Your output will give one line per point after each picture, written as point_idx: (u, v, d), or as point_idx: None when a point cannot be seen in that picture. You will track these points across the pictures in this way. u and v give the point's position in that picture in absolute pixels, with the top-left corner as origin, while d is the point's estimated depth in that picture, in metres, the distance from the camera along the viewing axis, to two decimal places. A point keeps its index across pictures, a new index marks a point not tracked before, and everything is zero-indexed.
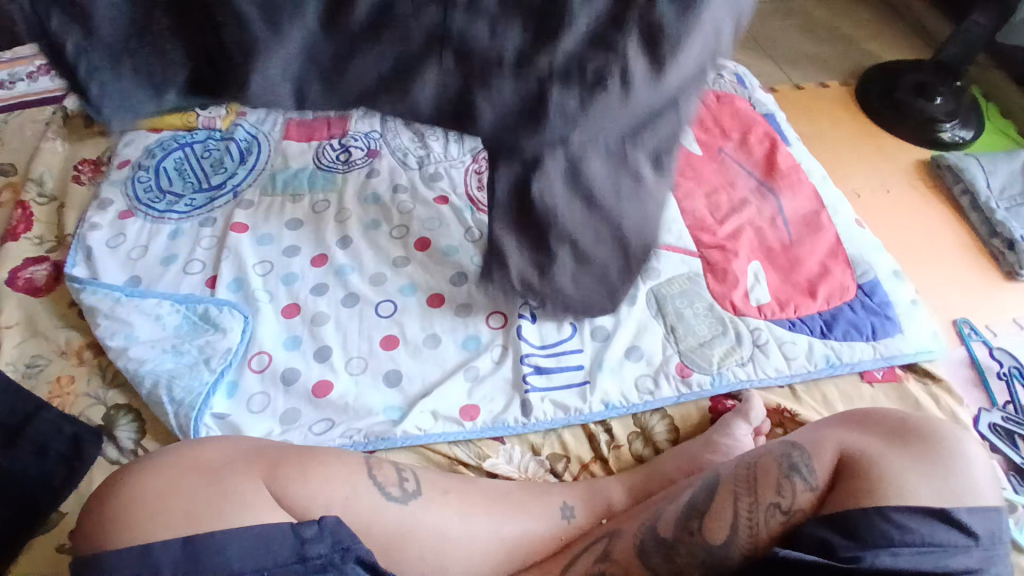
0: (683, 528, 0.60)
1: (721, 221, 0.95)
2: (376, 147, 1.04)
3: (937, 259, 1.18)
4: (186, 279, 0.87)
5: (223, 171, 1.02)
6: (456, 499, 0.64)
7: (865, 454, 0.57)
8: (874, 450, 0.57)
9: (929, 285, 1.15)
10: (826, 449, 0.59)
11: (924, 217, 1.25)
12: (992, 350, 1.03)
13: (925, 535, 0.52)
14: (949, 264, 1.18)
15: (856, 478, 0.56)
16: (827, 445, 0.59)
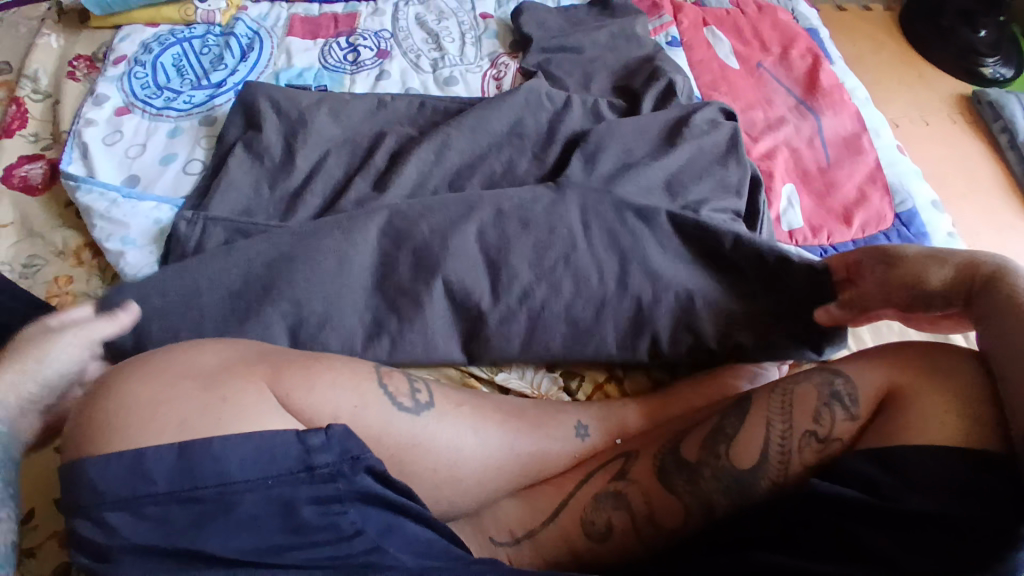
0: (709, 452, 0.59)
1: (755, 139, 0.88)
2: (385, 48, 0.95)
3: (971, 195, 1.09)
4: (185, 179, 0.82)
5: (222, 67, 0.93)
6: (471, 413, 0.61)
7: (913, 391, 0.54)
8: (929, 389, 0.54)
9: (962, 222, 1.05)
10: (875, 383, 0.57)
11: (961, 153, 1.14)
12: None
13: (981, 487, 0.48)
14: (986, 200, 1.08)
15: (902, 414, 0.53)
16: (877, 378, 0.57)
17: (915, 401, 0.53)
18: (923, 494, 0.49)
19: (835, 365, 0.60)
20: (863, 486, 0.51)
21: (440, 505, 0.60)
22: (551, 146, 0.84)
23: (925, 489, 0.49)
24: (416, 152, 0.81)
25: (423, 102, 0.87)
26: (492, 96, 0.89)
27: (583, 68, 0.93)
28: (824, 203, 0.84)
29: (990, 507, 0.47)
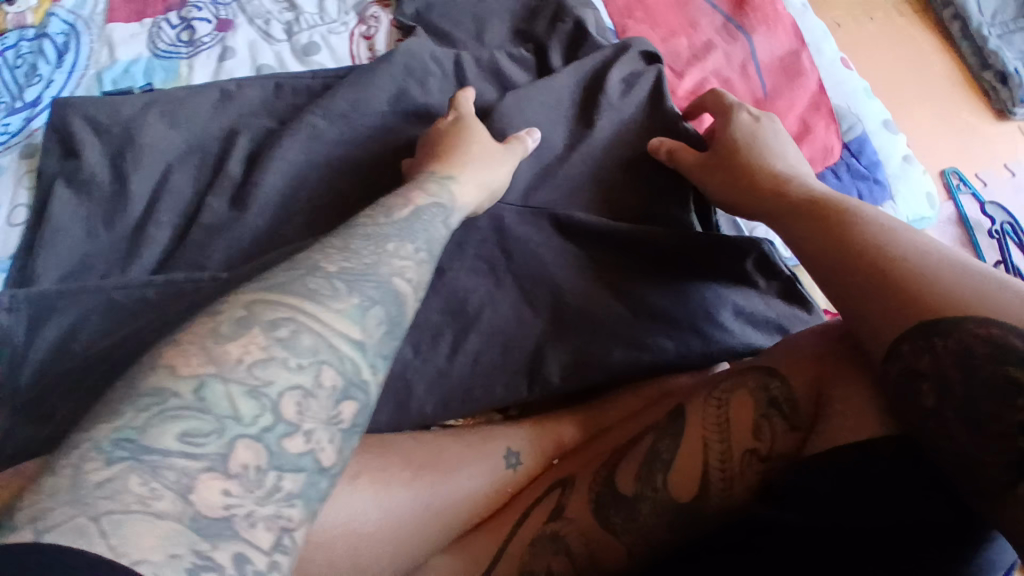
0: (646, 483, 0.52)
1: (679, 75, 0.75)
2: (226, 17, 0.77)
3: (921, 97, 0.97)
4: (11, 234, 0.67)
5: (36, 80, 0.75)
6: (370, 482, 0.54)
7: (852, 389, 0.48)
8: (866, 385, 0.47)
9: (915, 128, 0.95)
10: (806, 380, 0.51)
11: (908, 48, 1.02)
12: (983, 206, 0.85)
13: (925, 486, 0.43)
14: (941, 96, 0.98)
15: (838, 417, 0.47)
16: (808, 376, 0.51)
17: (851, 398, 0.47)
18: (855, 505, 0.44)
19: (766, 364, 0.53)
20: (799, 507, 0.46)
21: None
22: (439, 127, 0.71)
23: (857, 498, 0.44)
24: (276, 154, 0.67)
25: (278, 83, 0.72)
26: (363, 62, 0.73)
27: (473, 12, 0.77)
28: None
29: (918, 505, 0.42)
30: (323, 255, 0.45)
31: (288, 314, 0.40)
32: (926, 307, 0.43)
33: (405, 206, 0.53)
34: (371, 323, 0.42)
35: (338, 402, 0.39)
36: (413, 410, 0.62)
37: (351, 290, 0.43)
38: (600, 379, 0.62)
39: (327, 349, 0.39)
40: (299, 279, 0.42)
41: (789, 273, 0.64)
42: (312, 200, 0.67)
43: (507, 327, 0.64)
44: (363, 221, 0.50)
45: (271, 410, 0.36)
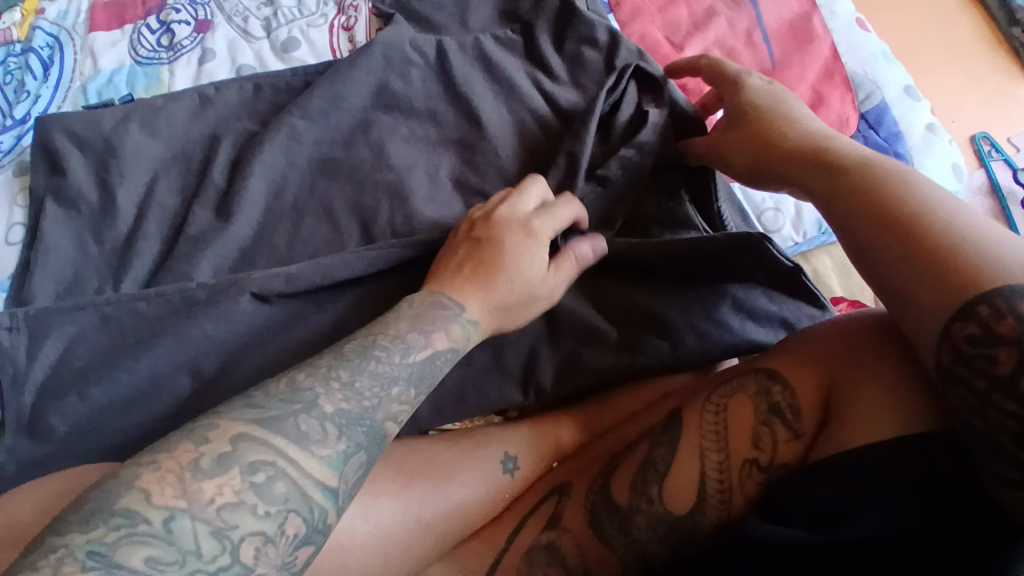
0: (641, 495, 0.50)
1: (678, 47, 0.71)
2: (204, 17, 0.76)
3: (940, 60, 0.96)
4: (7, 254, 0.67)
5: (24, 95, 0.74)
6: (358, 494, 0.52)
7: (862, 394, 0.44)
8: (880, 386, 0.44)
9: (938, 97, 0.93)
10: (810, 383, 0.48)
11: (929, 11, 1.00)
12: (1017, 173, 0.86)
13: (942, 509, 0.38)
14: (949, 64, 0.96)
15: (844, 423, 0.44)
16: (812, 378, 0.48)
17: (856, 402, 0.44)
18: (868, 511, 0.40)
19: (770, 365, 0.50)
20: (809, 518, 0.42)
21: None
22: (425, 119, 0.69)
23: (871, 504, 0.40)
24: (260, 158, 0.65)
25: (258, 84, 0.70)
26: (344, 55, 0.71)
27: None
28: None
29: (948, 502, 0.38)
30: (322, 388, 0.41)
31: (268, 457, 0.38)
32: (969, 283, 0.39)
33: (424, 348, 0.47)
34: (349, 471, 0.40)
35: (296, 548, 0.37)
36: (408, 414, 0.60)
37: (340, 433, 0.40)
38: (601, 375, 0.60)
39: (300, 498, 0.38)
40: (292, 415, 0.40)
41: (791, 266, 0.59)
42: (297, 204, 0.65)
43: (499, 328, 0.62)
44: (375, 352, 0.45)
45: (230, 551, 0.35)
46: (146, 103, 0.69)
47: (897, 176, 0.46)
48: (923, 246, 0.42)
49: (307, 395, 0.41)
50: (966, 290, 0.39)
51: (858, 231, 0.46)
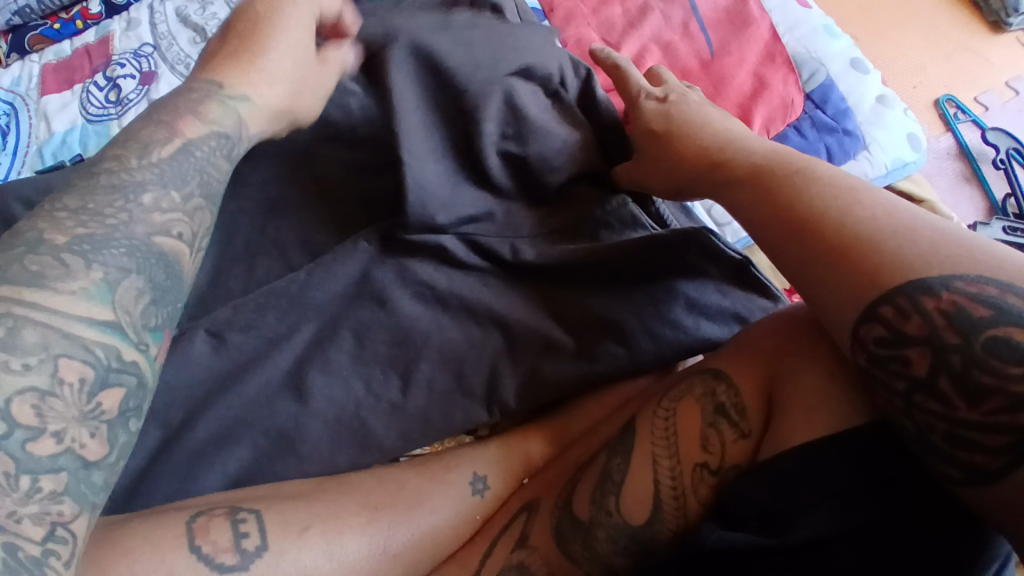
0: (599, 508, 0.49)
1: (615, 49, 0.71)
2: (149, 69, 0.78)
3: (899, 25, 0.98)
4: None
5: None
6: (321, 533, 0.51)
7: (799, 385, 0.45)
8: (813, 376, 0.45)
9: (901, 63, 0.95)
10: (751, 381, 0.48)
11: None
12: (984, 132, 0.88)
13: (891, 500, 0.39)
14: (904, 37, 0.97)
15: (784, 418, 0.45)
16: (752, 377, 0.49)
17: (799, 398, 0.45)
18: (814, 510, 0.40)
19: (716, 365, 0.51)
20: (757, 522, 0.42)
21: None
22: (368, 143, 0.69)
23: (815, 502, 0.40)
24: None
25: None
26: None
27: None
28: None
29: (887, 503, 0.39)
30: (45, 226, 0.42)
31: (3, 310, 0.38)
32: (869, 283, 0.41)
33: (167, 142, 0.49)
34: (122, 299, 0.42)
35: (92, 394, 0.40)
36: (374, 445, 0.61)
37: (89, 264, 0.42)
38: (556, 392, 0.61)
39: (68, 343, 0.39)
40: (17, 260, 0.40)
41: (739, 258, 0.61)
42: (249, 245, 0.66)
43: (457, 349, 0.62)
44: (105, 168, 0.47)
45: (5, 418, 0.36)
46: None
47: (801, 177, 0.48)
48: (831, 248, 0.43)
49: (30, 237, 0.42)
50: (873, 288, 0.41)
51: (771, 236, 0.48)
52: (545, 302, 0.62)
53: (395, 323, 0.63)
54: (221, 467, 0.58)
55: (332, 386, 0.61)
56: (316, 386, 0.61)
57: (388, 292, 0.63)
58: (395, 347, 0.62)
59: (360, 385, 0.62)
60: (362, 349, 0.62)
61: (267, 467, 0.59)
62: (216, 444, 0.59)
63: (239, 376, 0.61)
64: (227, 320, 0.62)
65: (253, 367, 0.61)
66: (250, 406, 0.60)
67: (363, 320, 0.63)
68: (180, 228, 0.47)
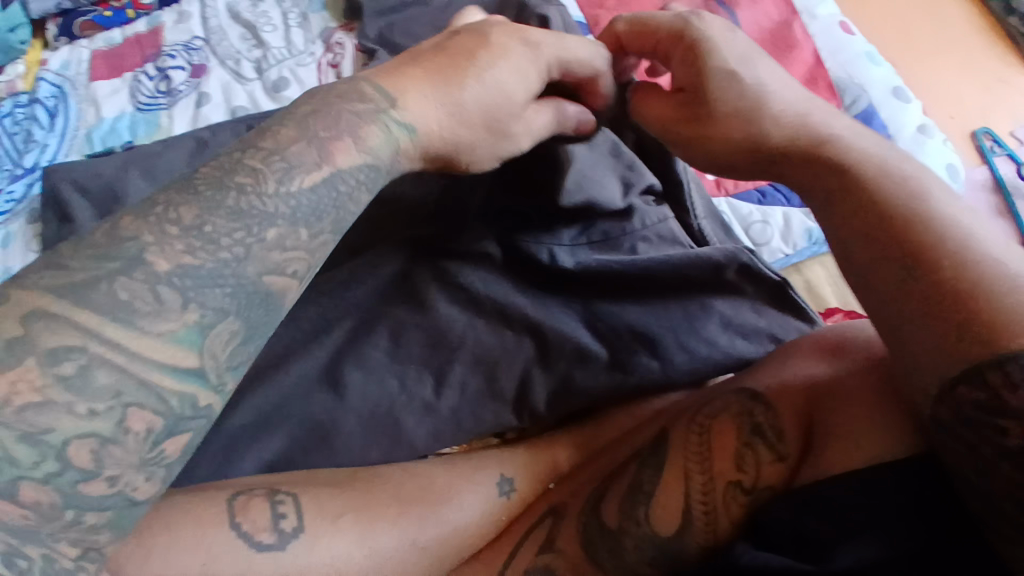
0: (629, 517, 0.51)
1: None
2: (199, 62, 0.79)
3: (936, 55, 0.98)
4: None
5: (31, 145, 0.78)
6: (355, 522, 0.53)
7: (846, 418, 0.47)
8: (858, 410, 0.47)
9: (938, 93, 0.95)
10: (796, 413, 0.50)
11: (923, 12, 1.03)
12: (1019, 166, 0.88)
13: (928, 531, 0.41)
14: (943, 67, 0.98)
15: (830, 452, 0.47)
16: (797, 408, 0.50)
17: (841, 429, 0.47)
18: (847, 537, 0.41)
19: (754, 388, 0.52)
20: (790, 544, 0.43)
21: None
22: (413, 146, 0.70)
23: (851, 530, 0.42)
24: None
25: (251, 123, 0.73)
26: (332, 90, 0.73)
27: (436, 24, 0.76)
28: None
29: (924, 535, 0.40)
30: (151, 239, 0.39)
31: (78, 343, 0.36)
32: (966, 339, 0.40)
33: (316, 169, 0.44)
34: (211, 345, 0.39)
35: (156, 443, 0.38)
36: (406, 442, 0.62)
37: (184, 302, 0.38)
38: (586, 401, 0.62)
39: (144, 391, 0.37)
40: (104, 281, 0.37)
41: (775, 279, 0.63)
42: None
43: (492, 353, 0.63)
44: (236, 182, 0.42)
45: (56, 458, 0.35)
46: (144, 150, 0.72)
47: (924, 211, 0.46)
48: (924, 281, 0.43)
49: (132, 249, 0.38)
50: (969, 345, 0.40)
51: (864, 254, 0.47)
52: (583, 310, 0.64)
53: (431, 323, 0.64)
54: (256, 455, 0.60)
55: (367, 382, 0.62)
56: (352, 381, 0.62)
57: (427, 293, 0.65)
58: (430, 346, 0.64)
59: (395, 382, 0.63)
60: (397, 347, 0.64)
61: (301, 457, 0.60)
62: (254, 432, 0.60)
63: (279, 367, 0.62)
64: None
65: (293, 359, 0.63)
66: (287, 397, 0.62)
67: (401, 319, 0.64)
68: (299, 266, 0.43)
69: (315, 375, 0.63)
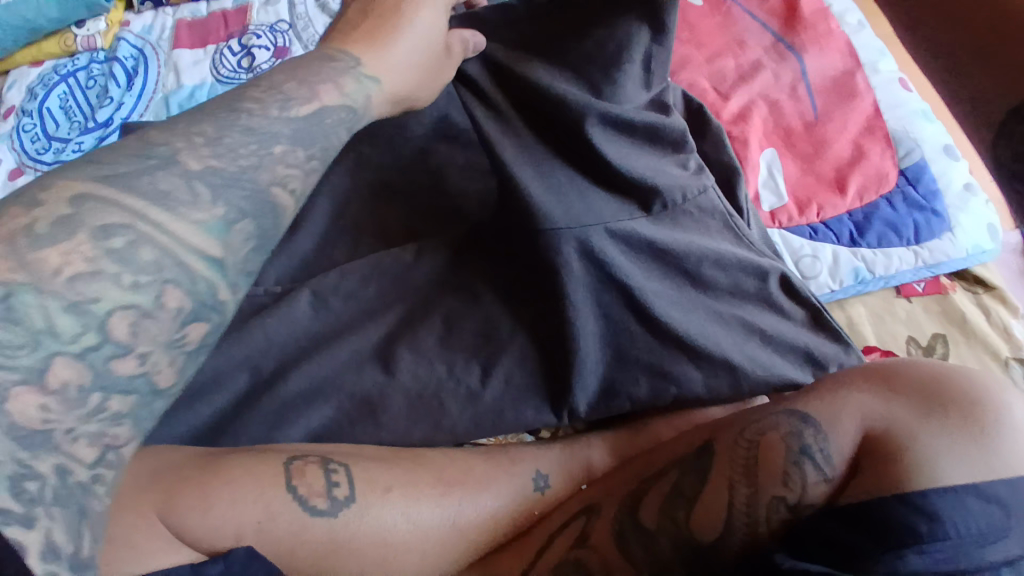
0: (668, 518, 0.53)
1: (725, 97, 0.77)
2: (284, 45, 0.83)
3: None
4: None
5: (107, 102, 0.81)
6: (401, 496, 0.56)
7: (891, 435, 0.49)
8: (904, 428, 0.49)
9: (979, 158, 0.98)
10: (846, 428, 0.51)
11: None
12: None
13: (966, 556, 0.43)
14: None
15: (876, 469, 0.48)
16: (848, 423, 0.51)
17: (893, 458, 0.47)
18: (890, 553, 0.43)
19: (802, 408, 0.53)
20: (833, 557, 0.45)
21: None
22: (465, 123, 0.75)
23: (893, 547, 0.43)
24: (327, 178, 0.71)
25: None
26: None
27: None
28: (813, 170, 0.73)
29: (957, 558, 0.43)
30: (182, 145, 0.45)
31: (127, 220, 0.41)
32: None
33: (307, 103, 0.51)
34: (234, 240, 0.45)
35: (183, 326, 0.43)
36: (447, 427, 0.63)
37: (216, 199, 0.45)
38: (625, 409, 0.64)
39: (180, 270, 0.42)
40: (146, 172, 0.43)
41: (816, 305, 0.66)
42: (358, 222, 0.71)
43: (539, 352, 0.65)
44: (245, 107, 0.49)
45: (97, 329, 0.39)
46: None
47: None
48: None
49: (165, 150, 0.44)
50: None
51: None
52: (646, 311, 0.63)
53: (484, 316, 0.66)
54: (306, 421, 0.62)
55: (416, 364, 0.64)
56: (402, 362, 0.64)
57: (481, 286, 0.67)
58: (479, 337, 0.65)
59: (442, 367, 0.64)
60: (446, 336, 0.65)
61: (347, 428, 0.63)
62: (304, 400, 0.62)
63: (334, 341, 0.65)
64: (334, 286, 0.66)
65: (349, 335, 0.65)
66: (340, 370, 0.64)
67: (455, 308, 0.66)
68: (299, 180, 0.49)
69: (366, 352, 0.65)
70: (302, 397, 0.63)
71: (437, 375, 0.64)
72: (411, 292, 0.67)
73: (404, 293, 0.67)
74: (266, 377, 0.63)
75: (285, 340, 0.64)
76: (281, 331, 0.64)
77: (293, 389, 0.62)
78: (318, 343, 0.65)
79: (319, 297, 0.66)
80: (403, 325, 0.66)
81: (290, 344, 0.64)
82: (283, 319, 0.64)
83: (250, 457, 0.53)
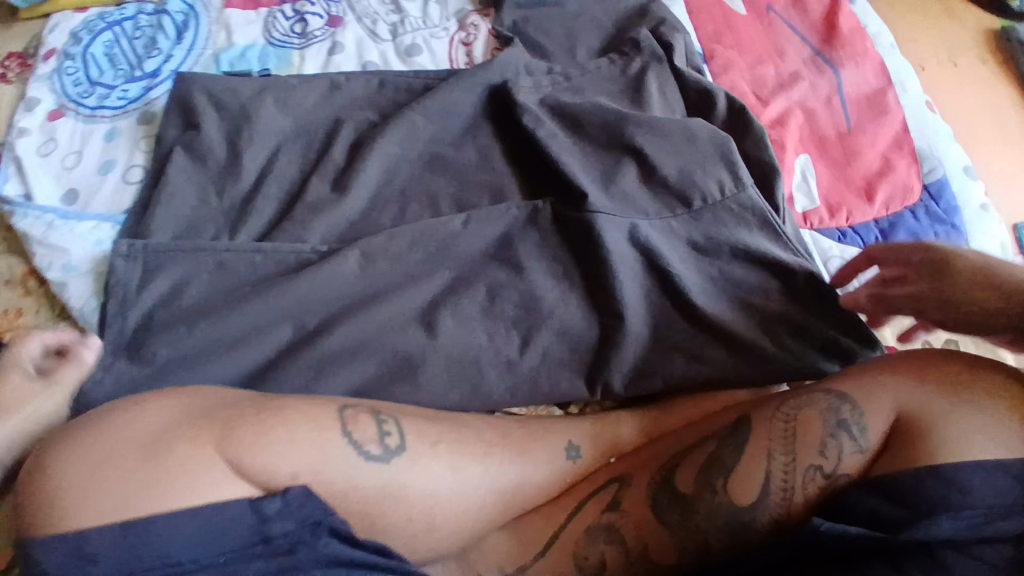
0: (705, 485, 0.55)
1: (765, 102, 0.80)
2: (337, 13, 0.84)
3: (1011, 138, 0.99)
4: (72, 171, 0.75)
5: (156, 53, 0.82)
6: (447, 452, 0.57)
7: (928, 414, 0.51)
8: (941, 408, 0.51)
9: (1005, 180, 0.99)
10: (885, 407, 0.53)
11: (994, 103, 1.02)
12: None
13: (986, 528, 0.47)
14: (1020, 156, 0.98)
15: (914, 443, 0.50)
16: (887, 403, 0.53)
17: (926, 433, 0.50)
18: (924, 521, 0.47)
19: (841, 387, 0.55)
20: (866, 523, 0.50)
21: (418, 554, 0.56)
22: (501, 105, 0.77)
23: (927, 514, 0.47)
24: (378, 144, 0.72)
25: (383, 80, 0.77)
26: (462, 68, 0.79)
27: (566, 26, 0.82)
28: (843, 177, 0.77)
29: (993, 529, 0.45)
30: None
31: None
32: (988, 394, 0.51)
33: None
34: None
35: None
36: (483, 394, 0.65)
37: None
38: (658, 388, 0.67)
39: None
40: None
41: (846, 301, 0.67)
42: (405, 190, 0.73)
43: (577, 329, 0.67)
44: None
45: None
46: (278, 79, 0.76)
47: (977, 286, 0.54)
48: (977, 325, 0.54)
49: None
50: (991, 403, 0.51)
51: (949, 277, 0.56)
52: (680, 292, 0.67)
53: (525, 290, 0.68)
54: (347, 377, 0.63)
55: (458, 331, 0.66)
56: (444, 328, 0.66)
57: (525, 261, 0.69)
58: (520, 310, 0.67)
59: (482, 335, 0.66)
60: (489, 306, 0.67)
61: (386, 386, 0.64)
62: (346, 357, 0.64)
63: (379, 302, 0.66)
64: (381, 248, 0.67)
65: (393, 296, 0.66)
66: (383, 331, 0.65)
67: (497, 281, 0.68)
68: None
69: (409, 315, 0.66)
70: (344, 353, 0.64)
71: (477, 343, 0.66)
72: (455, 260, 0.68)
73: (448, 261, 0.68)
74: (310, 332, 0.65)
75: (330, 297, 0.65)
76: (326, 288, 0.65)
77: (337, 345, 0.64)
78: (362, 303, 0.66)
79: (365, 258, 0.67)
80: (446, 293, 0.68)
81: (335, 301, 0.66)
82: (329, 277, 0.65)
83: (300, 406, 0.54)
